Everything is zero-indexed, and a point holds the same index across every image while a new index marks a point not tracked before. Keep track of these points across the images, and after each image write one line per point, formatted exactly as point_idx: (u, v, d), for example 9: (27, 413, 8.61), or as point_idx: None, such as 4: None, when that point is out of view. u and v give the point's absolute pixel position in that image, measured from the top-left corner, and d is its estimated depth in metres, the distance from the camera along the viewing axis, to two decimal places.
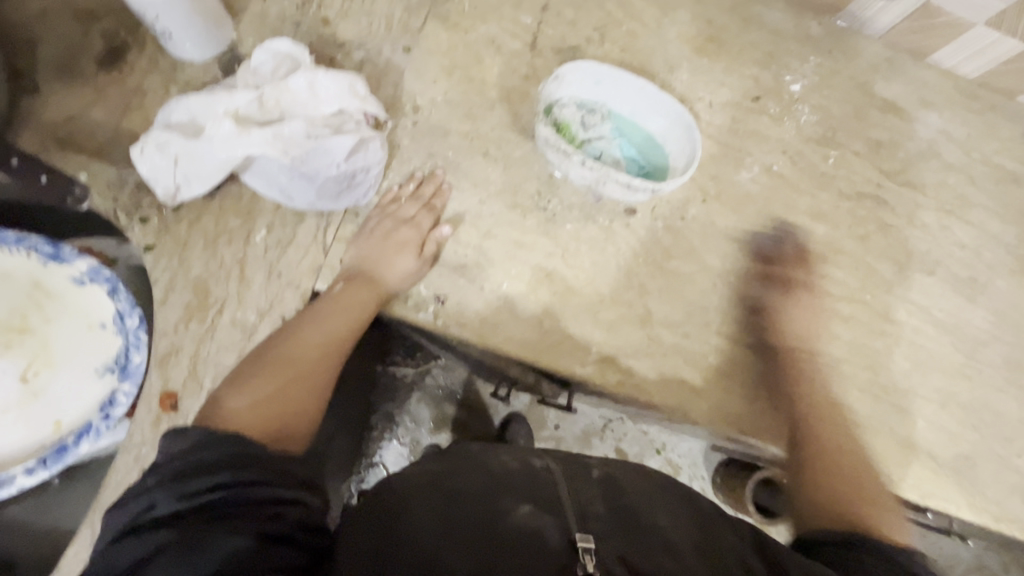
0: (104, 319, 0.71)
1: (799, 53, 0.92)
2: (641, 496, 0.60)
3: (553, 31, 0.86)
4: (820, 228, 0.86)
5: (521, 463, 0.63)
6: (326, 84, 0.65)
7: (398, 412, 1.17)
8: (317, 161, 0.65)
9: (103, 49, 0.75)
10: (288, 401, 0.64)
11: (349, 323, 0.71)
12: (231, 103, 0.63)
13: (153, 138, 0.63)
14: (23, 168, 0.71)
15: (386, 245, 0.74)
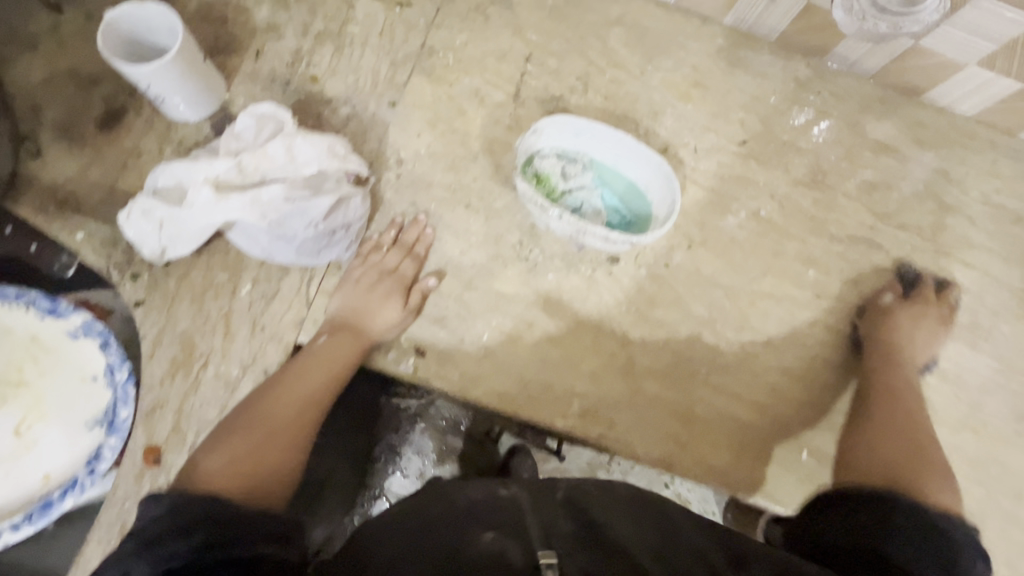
0: (96, 372, 0.73)
1: (786, 95, 0.92)
2: (601, 507, 0.59)
3: (536, 81, 0.87)
4: (811, 273, 0.85)
5: (486, 493, 0.62)
6: (305, 147, 0.67)
7: (401, 444, 1.04)
8: (296, 223, 0.67)
9: (101, 112, 0.78)
10: (265, 460, 0.64)
11: (329, 375, 0.71)
12: (211, 171, 0.65)
13: (139, 205, 0.65)
14: (15, 236, 0.76)
15: (370, 298, 0.75)
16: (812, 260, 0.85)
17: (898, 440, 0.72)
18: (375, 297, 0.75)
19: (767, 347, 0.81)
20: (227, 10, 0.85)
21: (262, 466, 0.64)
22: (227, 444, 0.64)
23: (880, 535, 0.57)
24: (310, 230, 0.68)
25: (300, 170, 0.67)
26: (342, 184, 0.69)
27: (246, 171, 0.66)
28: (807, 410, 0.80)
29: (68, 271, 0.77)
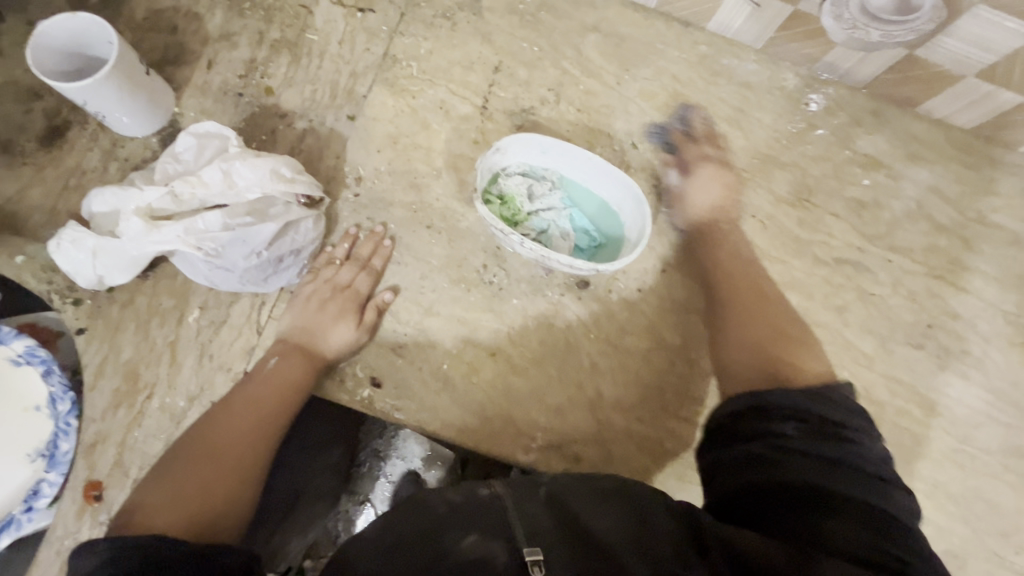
0: (38, 402, 0.70)
1: (772, 106, 0.86)
2: (586, 500, 0.52)
3: (505, 93, 0.83)
4: (792, 298, 0.80)
5: (464, 495, 0.53)
6: (245, 171, 0.64)
7: (387, 449, 1.00)
8: (236, 252, 0.63)
9: (45, 128, 0.75)
10: (210, 494, 0.58)
11: (280, 398, 0.67)
12: (144, 200, 0.62)
13: (67, 235, 0.62)
14: None
15: (322, 316, 0.71)
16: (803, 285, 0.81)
17: (753, 311, 0.73)
18: (329, 314, 0.71)
19: None
20: (179, 18, 0.81)
21: (217, 509, 0.57)
22: (173, 491, 0.57)
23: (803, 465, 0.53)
24: (252, 259, 0.64)
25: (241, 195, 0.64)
26: (289, 208, 0.66)
27: (182, 199, 0.62)
28: None
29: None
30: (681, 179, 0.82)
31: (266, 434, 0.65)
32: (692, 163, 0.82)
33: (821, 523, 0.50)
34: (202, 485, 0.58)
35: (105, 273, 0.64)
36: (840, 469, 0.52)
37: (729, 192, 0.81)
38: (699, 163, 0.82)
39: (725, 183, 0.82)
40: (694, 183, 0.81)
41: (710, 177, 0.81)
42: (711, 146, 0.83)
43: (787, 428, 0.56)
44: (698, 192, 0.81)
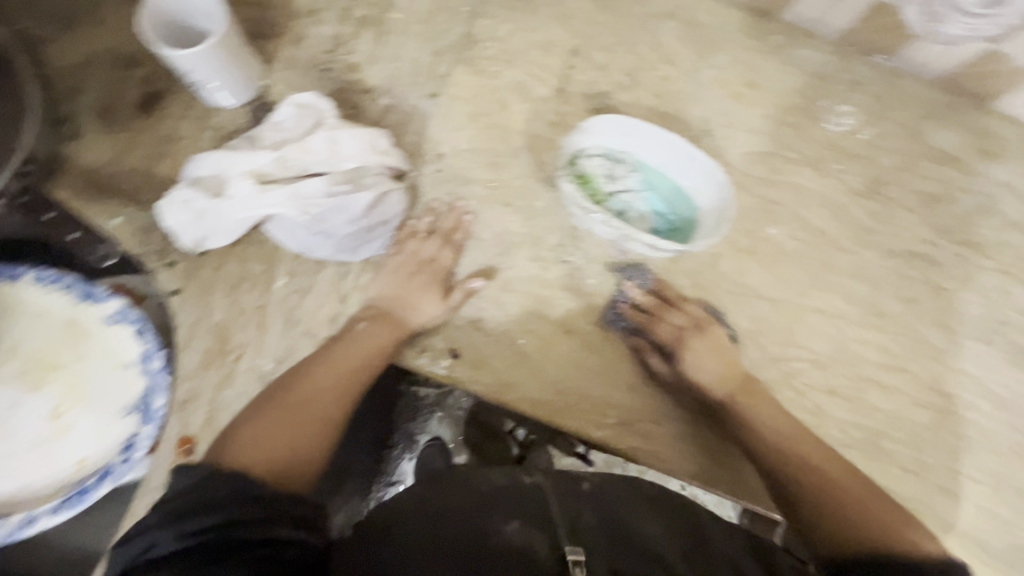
0: (130, 358, 0.72)
1: (845, 98, 0.86)
2: (624, 509, 0.60)
3: (583, 75, 0.83)
4: (861, 288, 0.81)
5: (510, 482, 0.61)
6: (347, 139, 0.73)
7: (420, 432, 0.94)
8: (335, 218, 0.71)
9: (141, 96, 0.78)
10: (295, 444, 0.62)
11: (360, 365, 0.69)
12: (254, 163, 0.71)
13: (180, 196, 0.70)
14: (56, 219, 0.74)
15: (410, 287, 0.73)
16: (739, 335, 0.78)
17: (819, 476, 0.66)
18: (415, 288, 0.73)
19: (813, 365, 0.78)
20: None
21: (297, 463, 0.62)
22: (261, 435, 0.62)
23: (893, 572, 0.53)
24: (350, 226, 0.72)
25: (342, 162, 0.73)
26: (379, 177, 0.74)
27: (287, 164, 0.71)
28: (852, 432, 0.76)
29: (106, 261, 0.76)
30: (674, 363, 0.75)
31: (348, 398, 0.68)
32: (675, 342, 0.75)
33: None
34: (284, 434, 0.62)
35: (211, 233, 0.71)
36: None
37: (724, 355, 0.75)
38: (683, 340, 0.75)
39: (723, 353, 0.75)
40: (691, 363, 0.74)
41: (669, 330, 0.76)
42: (680, 311, 0.77)
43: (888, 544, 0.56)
44: (701, 372, 0.74)
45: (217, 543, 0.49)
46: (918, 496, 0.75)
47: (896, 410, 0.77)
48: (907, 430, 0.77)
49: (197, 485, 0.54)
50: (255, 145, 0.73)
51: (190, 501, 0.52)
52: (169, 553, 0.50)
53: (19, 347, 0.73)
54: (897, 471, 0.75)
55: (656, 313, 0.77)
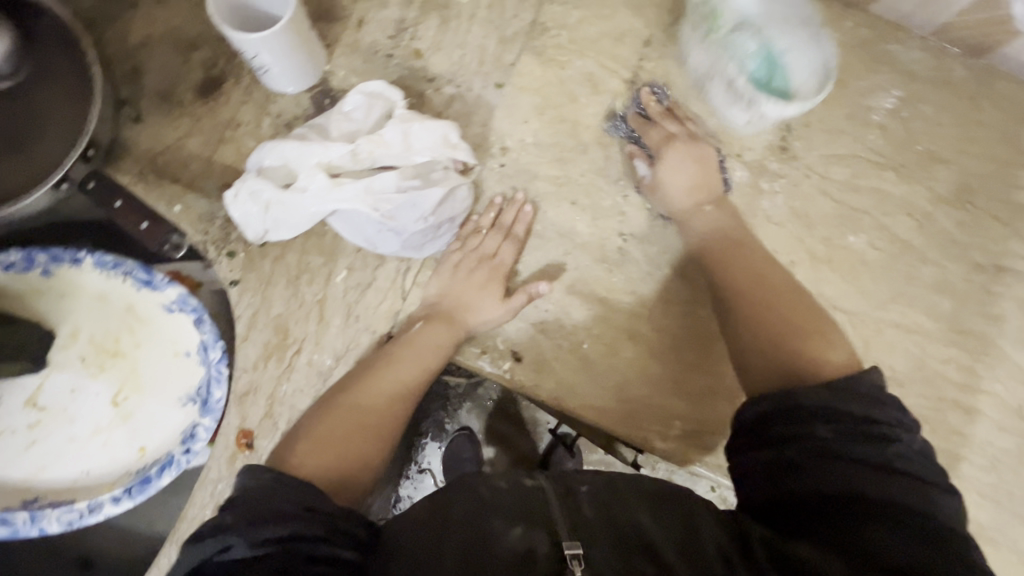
0: (189, 347, 0.72)
1: (937, 98, 0.80)
2: (619, 496, 0.54)
3: (655, 67, 0.79)
4: (945, 302, 0.76)
5: (510, 483, 0.55)
6: (421, 132, 0.68)
7: (450, 421, 0.96)
8: (407, 215, 0.67)
9: (201, 80, 0.76)
10: (356, 450, 0.60)
11: (418, 366, 0.67)
12: (325, 155, 0.66)
13: (248, 186, 0.66)
14: (126, 209, 0.68)
15: (467, 286, 0.70)
16: (729, 179, 0.77)
17: (759, 286, 0.65)
18: (477, 287, 0.71)
19: (890, 383, 0.74)
20: None
21: (358, 468, 0.59)
22: (325, 442, 0.59)
23: (827, 472, 0.48)
24: (420, 223, 0.68)
25: (415, 155, 0.68)
26: (448, 170, 0.70)
27: (359, 157, 0.67)
28: None
29: (178, 251, 0.72)
30: (652, 166, 0.74)
31: (409, 401, 0.66)
32: (660, 147, 0.74)
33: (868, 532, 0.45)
34: (342, 437, 0.60)
35: (275, 226, 0.67)
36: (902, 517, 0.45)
37: (706, 169, 0.73)
38: (671, 144, 0.74)
39: (708, 167, 0.74)
40: (664, 168, 0.73)
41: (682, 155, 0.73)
42: (680, 124, 0.76)
43: (820, 431, 0.49)
44: (671, 179, 0.73)
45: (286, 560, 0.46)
46: (996, 523, 0.72)
47: (976, 433, 0.73)
48: (989, 456, 0.73)
49: (265, 492, 0.50)
50: (325, 135, 0.69)
51: (259, 509, 0.48)
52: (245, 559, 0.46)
53: (80, 331, 0.72)
54: (975, 497, 0.72)
55: (656, 124, 0.76)
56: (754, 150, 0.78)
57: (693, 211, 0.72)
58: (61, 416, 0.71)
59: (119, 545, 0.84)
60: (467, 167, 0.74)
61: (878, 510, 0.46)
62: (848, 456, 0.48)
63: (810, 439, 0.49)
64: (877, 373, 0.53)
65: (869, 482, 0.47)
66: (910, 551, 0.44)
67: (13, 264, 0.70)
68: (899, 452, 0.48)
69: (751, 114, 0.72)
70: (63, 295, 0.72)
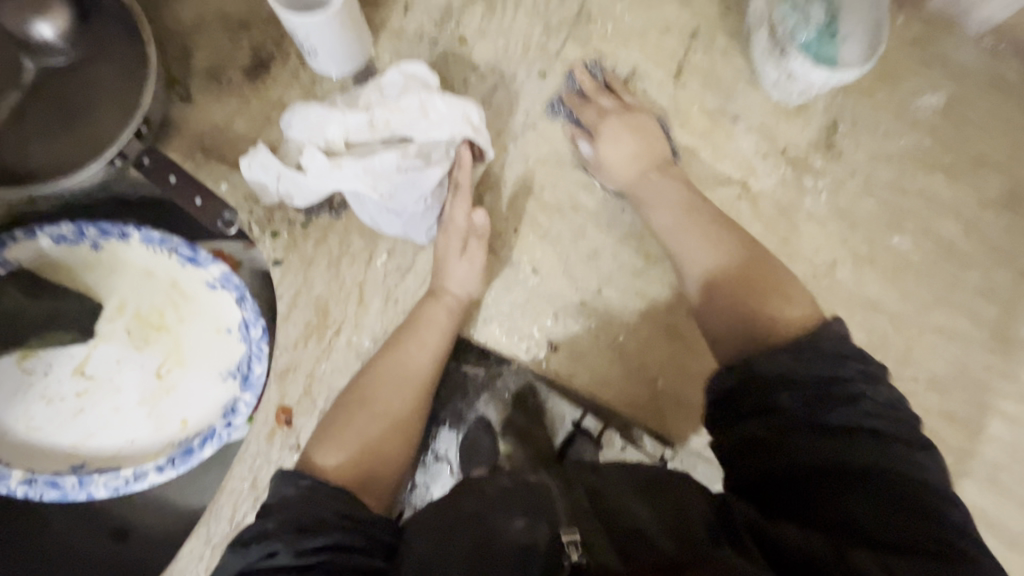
0: (230, 324, 0.73)
1: (991, 97, 0.77)
2: (614, 488, 0.53)
3: (701, 59, 0.77)
4: (990, 308, 0.74)
5: (514, 480, 0.55)
6: (441, 105, 0.68)
7: None
8: (406, 196, 0.67)
9: (250, 61, 0.77)
10: (370, 441, 0.61)
11: (419, 350, 0.67)
12: (344, 125, 0.67)
13: (261, 156, 0.68)
14: (178, 185, 0.71)
15: (447, 256, 0.69)
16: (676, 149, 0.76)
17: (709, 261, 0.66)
18: (465, 260, 0.69)
19: (929, 387, 0.73)
20: None
21: (376, 458, 0.61)
22: (340, 439, 0.61)
23: (800, 438, 0.48)
24: (420, 205, 0.69)
25: (430, 128, 0.68)
26: (454, 146, 0.69)
27: (376, 128, 0.67)
28: (966, 461, 0.72)
29: (230, 229, 0.73)
30: (592, 144, 0.74)
31: (418, 384, 0.66)
32: (596, 121, 0.74)
33: (848, 504, 0.46)
34: (352, 432, 0.61)
35: (288, 195, 0.69)
36: (892, 495, 0.45)
37: (646, 137, 0.73)
38: (606, 117, 0.74)
39: (646, 135, 0.73)
40: (606, 142, 0.73)
41: (622, 127, 0.73)
42: (613, 97, 0.76)
43: (785, 398, 0.50)
44: (612, 153, 0.73)
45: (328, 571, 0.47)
46: None
47: (1019, 443, 0.72)
48: None
49: (303, 496, 0.52)
50: (352, 103, 0.69)
51: (302, 516, 0.50)
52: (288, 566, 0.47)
53: (127, 305, 0.74)
54: (1014, 505, 0.71)
55: (545, 216, 0.74)
56: (799, 146, 0.76)
57: (638, 178, 0.72)
58: (107, 385, 0.73)
59: (159, 517, 0.87)
60: (483, 155, 0.72)
61: (860, 484, 0.46)
62: (820, 425, 0.49)
63: (777, 414, 0.50)
64: (841, 325, 0.55)
65: (831, 445, 0.48)
66: (883, 520, 0.44)
67: (65, 236, 0.71)
68: (868, 414, 0.49)
69: (781, 72, 0.72)
70: (111, 269, 0.74)
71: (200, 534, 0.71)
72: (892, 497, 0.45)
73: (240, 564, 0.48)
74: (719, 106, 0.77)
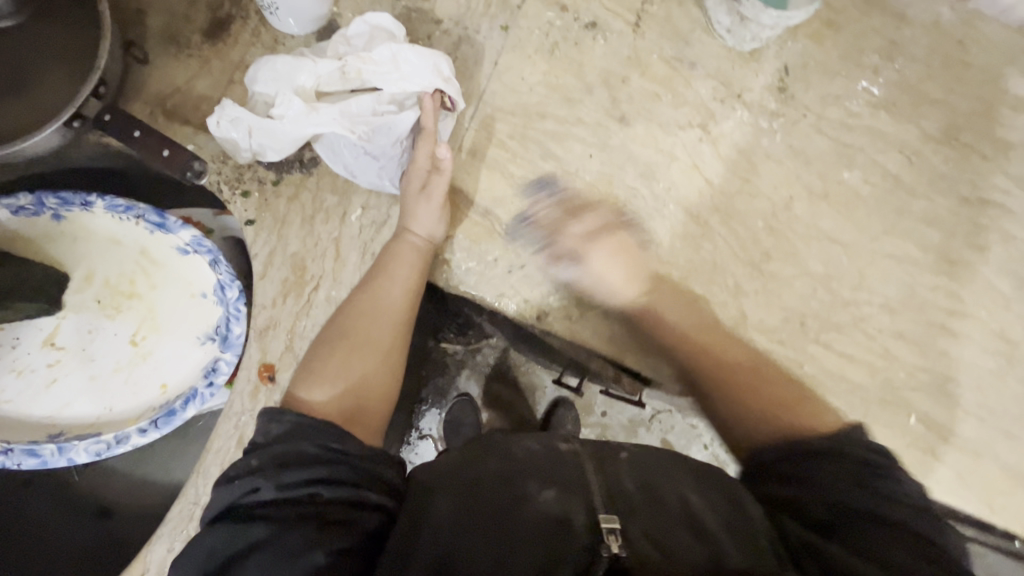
0: (205, 288, 0.73)
1: (927, 38, 0.82)
2: (661, 473, 0.56)
3: (658, 10, 0.80)
4: (934, 235, 0.79)
5: (544, 447, 0.58)
6: (412, 56, 0.68)
7: (451, 389, 1.10)
8: (384, 138, 0.69)
9: (208, 21, 0.75)
10: (350, 376, 0.62)
11: (390, 287, 0.68)
12: (315, 75, 0.67)
13: (229, 111, 0.67)
14: (143, 139, 0.68)
15: (412, 196, 0.69)
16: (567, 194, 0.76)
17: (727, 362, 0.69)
18: (425, 197, 0.69)
19: (883, 310, 0.78)
20: None
21: (360, 390, 0.62)
22: (322, 375, 0.61)
23: (840, 482, 0.51)
24: (397, 148, 0.70)
25: (401, 79, 0.68)
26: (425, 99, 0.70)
27: (348, 76, 0.68)
28: (917, 374, 0.77)
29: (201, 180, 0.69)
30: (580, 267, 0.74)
31: (394, 320, 0.67)
32: (579, 246, 0.74)
33: (883, 545, 0.47)
34: (332, 368, 0.62)
35: (261, 149, 0.69)
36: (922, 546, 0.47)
37: (631, 255, 0.74)
38: (592, 240, 0.74)
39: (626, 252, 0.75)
40: (595, 264, 0.74)
41: (612, 248, 0.74)
42: (583, 219, 0.75)
43: (833, 457, 0.53)
44: (606, 273, 0.73)
45: (312, 506, 0.48)
46: (981, 437, 0.77)
47: (962, 355, 0.78)
48: (975, 375, 0.77)
49: (282, 435, 0.52)
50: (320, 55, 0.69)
51: (283, 453, 0.50)
52: (271, 500, 0.49)
53: (95, 274, 0.73)
54: (962, 412, 0.77)
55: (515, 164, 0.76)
56: (754, 90, 0.80)
57: (638, 296, 0.74)
58: (80, 354, 0.72)
59: (155, 488, 0.89)
60: (454, 107, 0.73)
61: (895, 531, 0.48)
62: (865, 479, 0.51)
63: (824, 455, 0.54)
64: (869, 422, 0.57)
65: (874, 490, 0.50)
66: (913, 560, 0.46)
67: (24, 207, 0.69)
68: (909, 490, 0.50)
69: (733, 18, 0.75)
70: (76, 239, 0.73)
71: (188, 495, 0.70)
72: (922, 553, 0.46)
73: (227, 499, 0.50)
74: (677, 54, 0.79)
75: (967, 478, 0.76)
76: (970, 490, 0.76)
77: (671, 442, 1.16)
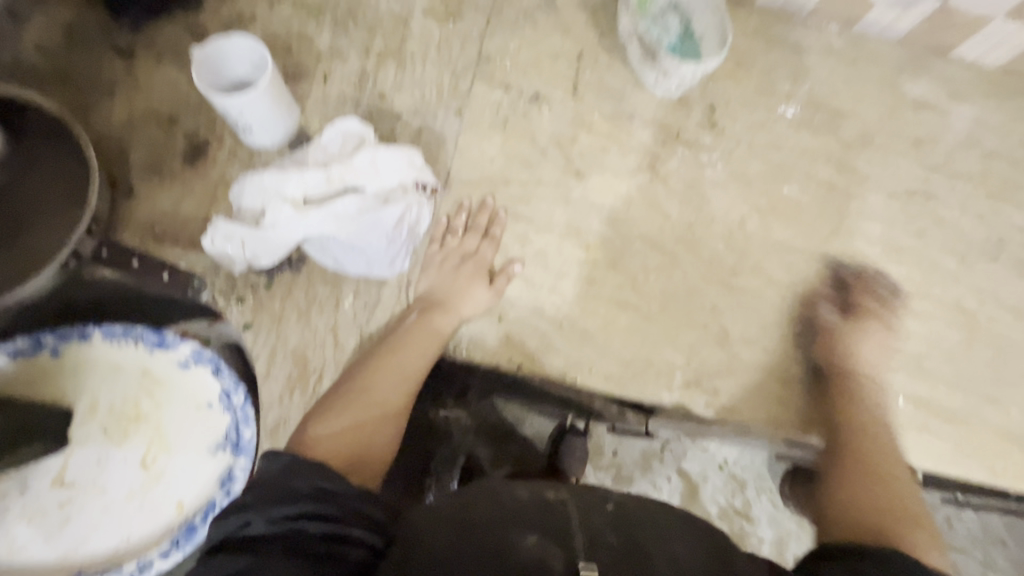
0: (210, 398, 0.74)
1: (825, 63, 0.93)
2: (651, 528, 0.54)
3: (591, 74, 0.90)
4: (875, 229, 0.87)
5: (532, 493, 0.57)
6: (387, 157, 0.76)
7: (457, 455, 1.06)
8: (369, 232, 0.74)
9: (185, 148, 0.81)
10: (361, 433, 0.68)
11: (419, 358, 0.73)
12: (300, 182, 0.74)
13: (223, 227, 0.73)
14: (142, 267, 0.79)
15: (457, 283, 0.78)
16: (542, 249, 0.82)
17: (875, 466, 0.77)
18: (470, 286, 0.77)
19: (849, 303, 0.84)
20: (290, 39, 0.87)
21: (363, 449, 0.67)
22: (335, 424, 0.67)
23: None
24: (384, 239, 0.75)
25: (381, 177, 0.76)
26: (407, 191, 0.77)
27: (331, 180, 0.74)
28: (893, 357, 0.82)
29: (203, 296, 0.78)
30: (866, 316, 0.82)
31: (414, 391, 0.73)
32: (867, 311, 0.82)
33: None
34: (347, 419, 0.68)
35: (255, 256, 0.74)
36: None
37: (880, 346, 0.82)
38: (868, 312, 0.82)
39: (885, 344, 0.82)
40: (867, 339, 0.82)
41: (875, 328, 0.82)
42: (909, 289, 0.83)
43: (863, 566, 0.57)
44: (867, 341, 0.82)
45: (297, 542, 0.50)
46: (967, 407, 0.81)
47: (929, 331, 0.84)
48: (944, 348, 0.83)
49: (281, 472, 0.54)
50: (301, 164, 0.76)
51: (278, 489, 0.52)
52: (261, 534, 0.50)
53: (97, 403, 0.73)
54: (943, 385, 0.82)
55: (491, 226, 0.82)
56: (688, 130, 0.89)
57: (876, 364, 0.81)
58: (90, 487, 0.72)
59: None
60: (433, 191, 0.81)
61: None
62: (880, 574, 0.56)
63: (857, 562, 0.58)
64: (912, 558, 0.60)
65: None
66: None
67: (22, 349, 0.71)
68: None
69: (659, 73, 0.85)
70: (73, 371, 0.73)
71: None
72: None
73: (223, 531, 0.51)
74: (615, 110, 0.89)
75: (965, 448, 0.80)
76: (971, 459, 0.79)
77: (688, 472, 1.17)
